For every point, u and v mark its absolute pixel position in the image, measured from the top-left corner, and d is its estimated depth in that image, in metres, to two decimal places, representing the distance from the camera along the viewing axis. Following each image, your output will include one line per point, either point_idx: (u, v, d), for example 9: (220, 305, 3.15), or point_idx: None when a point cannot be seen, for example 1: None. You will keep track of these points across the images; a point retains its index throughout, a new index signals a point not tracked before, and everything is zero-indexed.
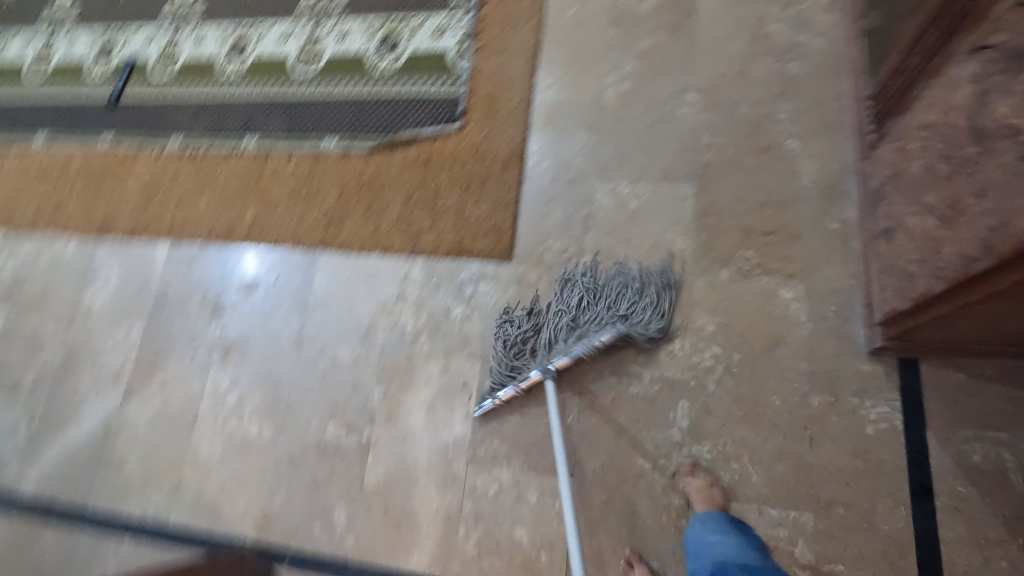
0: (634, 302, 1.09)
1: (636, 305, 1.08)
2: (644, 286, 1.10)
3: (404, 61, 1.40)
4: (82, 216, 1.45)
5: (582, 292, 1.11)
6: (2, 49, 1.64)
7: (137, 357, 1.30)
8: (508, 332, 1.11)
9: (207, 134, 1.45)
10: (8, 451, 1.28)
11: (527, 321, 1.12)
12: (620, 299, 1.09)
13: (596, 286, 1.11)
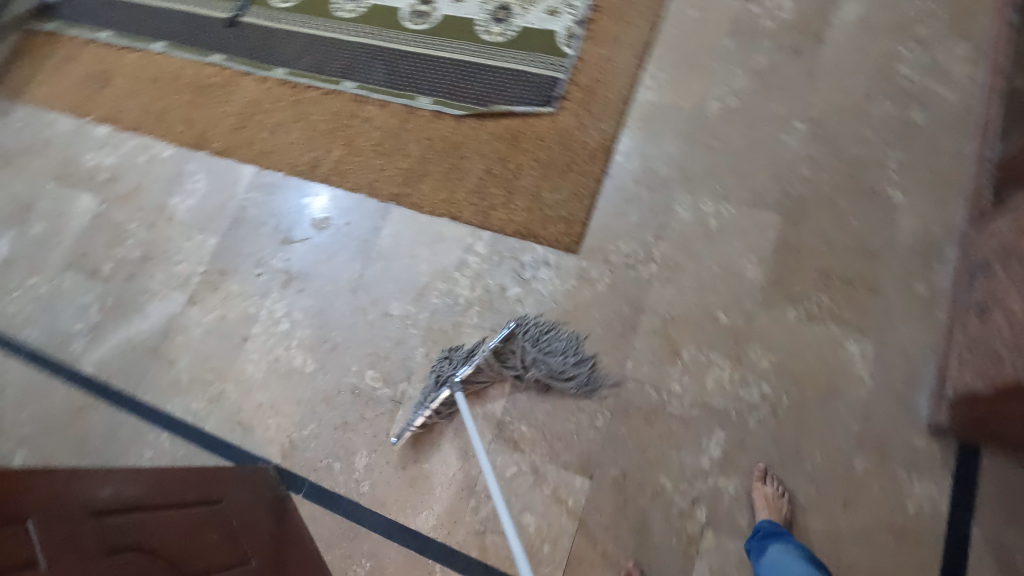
0: (567, 363, 1.10)
1: (572, 366, 1.10)
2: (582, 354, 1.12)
3: (512, 35, 1.40)
4: (182, 126, 1.52)
5: (529, 341, 1.12)
6: None
7: (205, 268, 1.37)
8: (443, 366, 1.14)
9: (309, 70, 1.50)
10: (78, 328, 1.38)
11: (466, 355, 1.14)
12: (560, 358, 1.10)
13: (543, 337, 1.12)
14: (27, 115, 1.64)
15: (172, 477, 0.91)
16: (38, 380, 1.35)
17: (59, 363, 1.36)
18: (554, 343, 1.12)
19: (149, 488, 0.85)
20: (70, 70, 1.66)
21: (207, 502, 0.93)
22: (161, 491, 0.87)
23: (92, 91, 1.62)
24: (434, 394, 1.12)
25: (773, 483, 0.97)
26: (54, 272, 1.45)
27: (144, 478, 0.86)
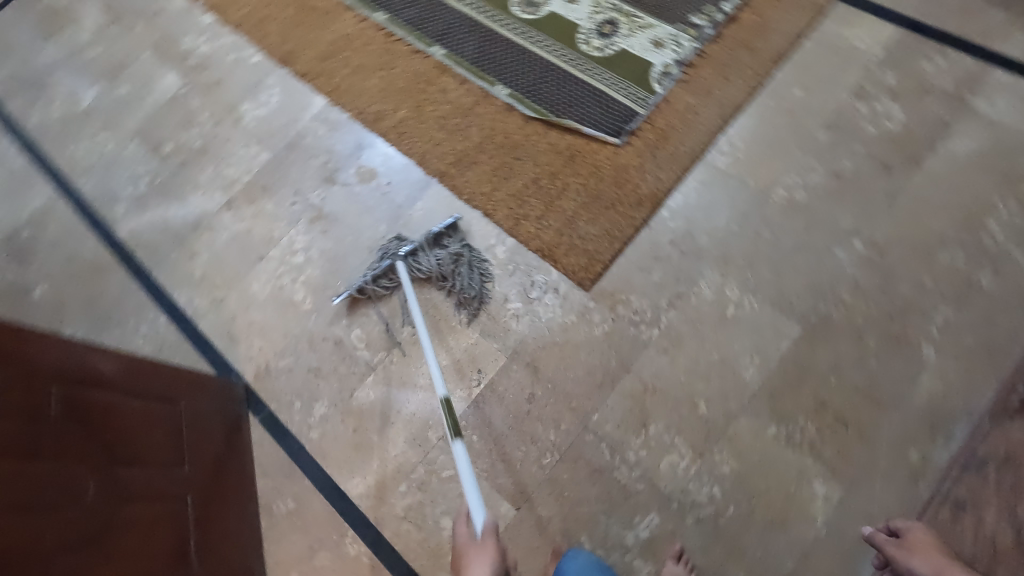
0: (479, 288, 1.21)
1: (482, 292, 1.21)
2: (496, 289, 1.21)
3: (608, 54, 1.37)
4: (276, 40, 1.57)
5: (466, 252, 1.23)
6: None
7: (249, 179, 1.43)
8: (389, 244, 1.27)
9: (408, 23, 1.51)
10: (125, 193, 1.48)
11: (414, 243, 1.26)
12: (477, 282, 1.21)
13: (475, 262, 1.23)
14: None
15: (141, 367, 0.97)
16: (79, 228, 1.46)
17: (100, 220, 1.46)
18: (471, 271, 1.22)
19: (111, 371, 0.90)
20: None
21: (164, 400, 0.99)
22: (122, 377, 0.92)
23: None
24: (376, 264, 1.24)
25: (686, 565, 0.97)
26: (123, 135, 1.55)
27: (110, 362, 0.91)
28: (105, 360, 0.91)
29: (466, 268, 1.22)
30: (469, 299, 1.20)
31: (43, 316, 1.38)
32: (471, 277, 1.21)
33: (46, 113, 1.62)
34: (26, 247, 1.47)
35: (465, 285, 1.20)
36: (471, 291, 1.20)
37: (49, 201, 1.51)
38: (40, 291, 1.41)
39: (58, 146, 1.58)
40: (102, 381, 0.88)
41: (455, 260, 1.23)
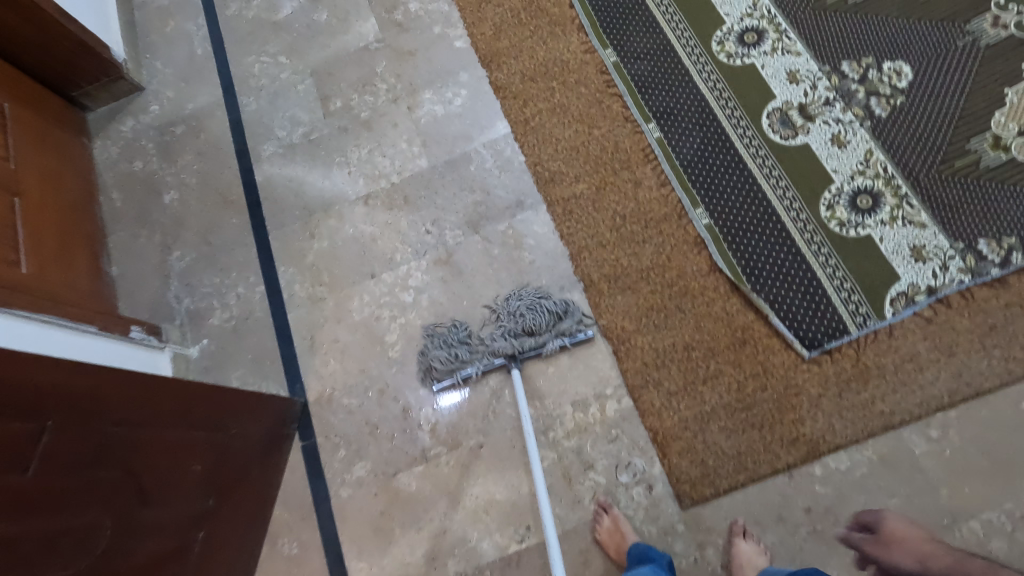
0: (545, 311, 1.12)
1: (557, 313, 1.12)
2: (561, 310, 1.12)
3: (848, 235, 1.09)
4: (490, 33, 1.38)
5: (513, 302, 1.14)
6: None
7: (398, 181, 1.30)
8: (435, 349, 1.14)
9: (635, 78, 1.28)
10: (279, 133, 1.40)
11: (457, 332, 1.15)
12: (539, 310, 1.12)
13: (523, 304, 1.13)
14: None
15: (200, 392, 0.92)
16: (226, 150, 1.42)
17: (247, 150, 1.40)
18: (528, 303, 1.13)
19: (166, 400, 0.86)
20: None
21: (214, 429, 0.94)
22: (177, 408, 0.88)
23: None
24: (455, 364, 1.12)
25: None
26: (301, 68, 1.45)
27: (165, 392, 0.86)
28: (162, 391, 0.85)
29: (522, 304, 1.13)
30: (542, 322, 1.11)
31: (164, 227, 1.38)
32: (530, 307, 1.12)
33: (244, 8, 1.55)
34: (174, 144, 1.45)
35: (529, 312, 1.12)
36: (538, 311, 1.12)
37: (212, 107, 1.46)
38: (169, 198, 1.40)
39: (240, 49, 1.51)
40: (156, 413, 0.84)
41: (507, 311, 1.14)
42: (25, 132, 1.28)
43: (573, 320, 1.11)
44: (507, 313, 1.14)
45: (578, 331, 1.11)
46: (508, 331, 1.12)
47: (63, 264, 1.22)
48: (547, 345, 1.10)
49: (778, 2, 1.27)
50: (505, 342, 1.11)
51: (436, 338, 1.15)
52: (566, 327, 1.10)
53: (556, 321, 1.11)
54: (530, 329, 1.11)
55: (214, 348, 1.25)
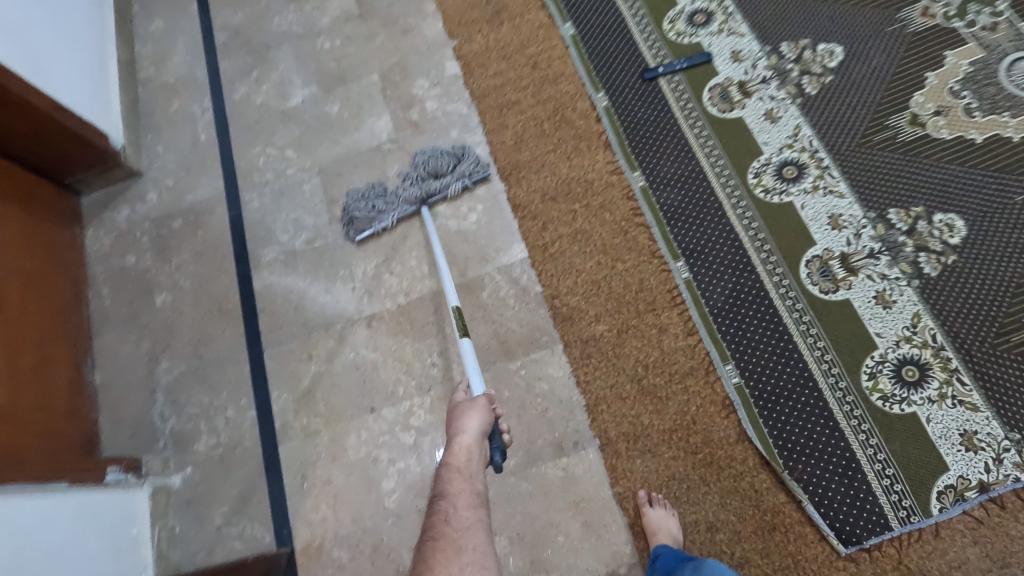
0: (448, 163, 1.27)
1: (456, 161, 1.27)
2: (459, 156, 1.28)
3: (893, 413, 0.99)
4: (510, 141, 1.30)
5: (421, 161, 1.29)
6: None
7: (405, 303, 1.22)
8: (357, 207, 1.27)
9: (663, 209, 1.19)
10: (281, 237, 1.32)
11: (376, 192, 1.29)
12: (443, 162, 1.27)
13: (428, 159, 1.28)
14: None
15: None
16: (223, 251, 1.33)
17: (246, 253, 1.32)
18: (433, 158, 1.28)
19: None
20: None
21: None
22: None
23: (479, 20, 1.43)
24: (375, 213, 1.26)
25: None
26: (308, 164, 1.37)
27: None
28: None
29: (428, 161, 1.28)
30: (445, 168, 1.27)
31: (153, 334, 1.29)
32: (434, 160, 1.28)
33: (252, 93, 1.48)
34: (171, 240, 1.37)
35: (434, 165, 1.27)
36: (443, 163, 1.27)
37: (213, 201, 1.38)
38: (161, 301, 1.31)
39: (245, 139, 1.43)
40: None
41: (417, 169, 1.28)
42: (12, 232, 1.21)
43: (473, 162, 1.27)
44: (417, 170, 1.28)
45: (477, 171, 1.27)
46: (416, 180, 1.27)
47: (40, 385, 1.14)
48: (450, 187, 1.26)
49: (821, 135, 1.18)
50: (414, 188, 1.25)
51: (356, 197, 1.29)
52: (466, 167, 1.26)
53: (456, 163, 1.27)
54: (435, 178, 1.26)
55: (198, 478, 1.16)
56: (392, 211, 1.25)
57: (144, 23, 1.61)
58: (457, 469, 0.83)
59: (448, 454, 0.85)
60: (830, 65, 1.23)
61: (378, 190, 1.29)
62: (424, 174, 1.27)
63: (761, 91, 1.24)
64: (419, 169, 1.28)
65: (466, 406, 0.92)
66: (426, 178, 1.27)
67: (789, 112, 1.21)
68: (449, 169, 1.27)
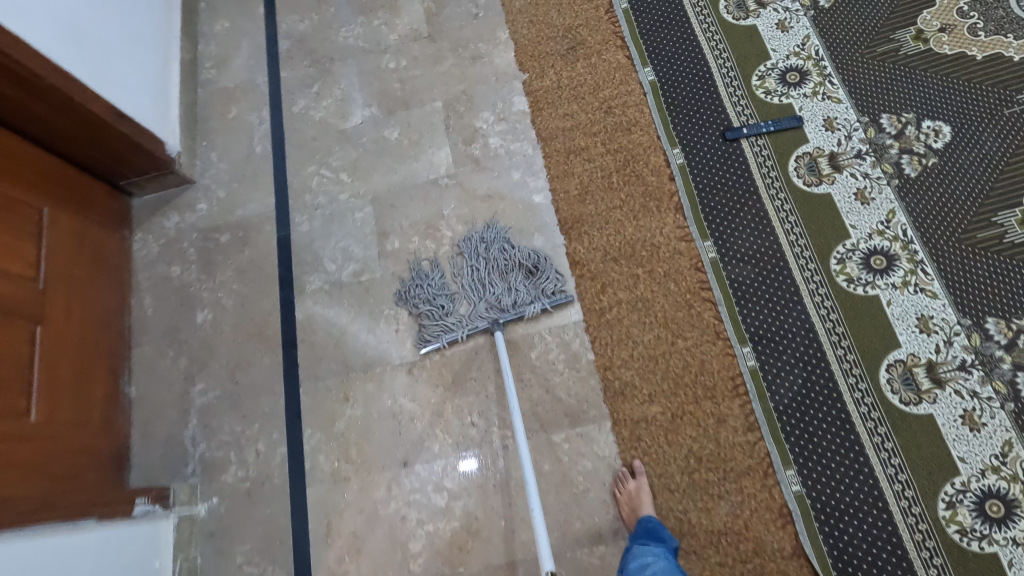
0: (527, 279, 1.17)
1: (536, 278, 1.16)
2: (540, 272, 1.17)
3: (970, 547, 0.92)
4: (574, 192, 1.23)
5: (495, 271, 1.18)
6: None
7: (449, 354, 1.17)
8: (424, 313, 1.19)
9: (733, 287, 1.11)
10: (328, 266, 1.28)
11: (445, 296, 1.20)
12: (521, 278, 1.17)
13: (503, 269, 1.18)
14: (487, 13, 1.42)
15: None
16: (268, 273, 1.30)
17: (291, 278, 1.29)
18: (508, 269, 1.18)
19: None
20: (556, 6, 1.39)
21: None
22: None
23: (553, 55, 1.35)
24: (443, 327, 1.17)
25: None
26: (362, 191, 1.33)
27: None
28: None
29: (504, 274, 1.18)
30: (524, 287, 1.16)
31: (191, 351, 1.27)
32: (513, 274, 1.17)
33: (311, 107, 1.43)
34: (217, 255, 1.34)
35: (513, 282, 1.16)
36: (522, 280, 1.16)
37: (263, 218, 1.35)
38: (202, 318, 1.29)
39: (300, 156, 1.39)
40: None
41: (490, 279, 1.18)
42: (59, 237, 1.18)
43: (552, 281, 1.16)
44: (491, 281, 1.18)
45: (559, 294, 1.15)
46: (491, 296, 1.16)
47: (77, 399, 1.12)
48: (527, 307, 1.15)
49: (917, 224, 1.09)
50: (489, 308, 1.15)
51: (415, 287, 1.22)
52: (546, 288, 1.15)
53: (535, 281, 1.16)
54: (512, 296, 1.16)
55: (223, 510, 1.14)
56: (462, 328, 1.16)
57: (209, 22, 1.57)
58: None
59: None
60: (935, 145, 1.13)
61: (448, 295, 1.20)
62: (499, 290, 1.17)
63: (854, 166, 1.14)
64: (495, 283, 1.17)
65: None
66: (501, 295, 1.16)
67: (884, 193, 1.11)
68: (527, 289, 1.16)
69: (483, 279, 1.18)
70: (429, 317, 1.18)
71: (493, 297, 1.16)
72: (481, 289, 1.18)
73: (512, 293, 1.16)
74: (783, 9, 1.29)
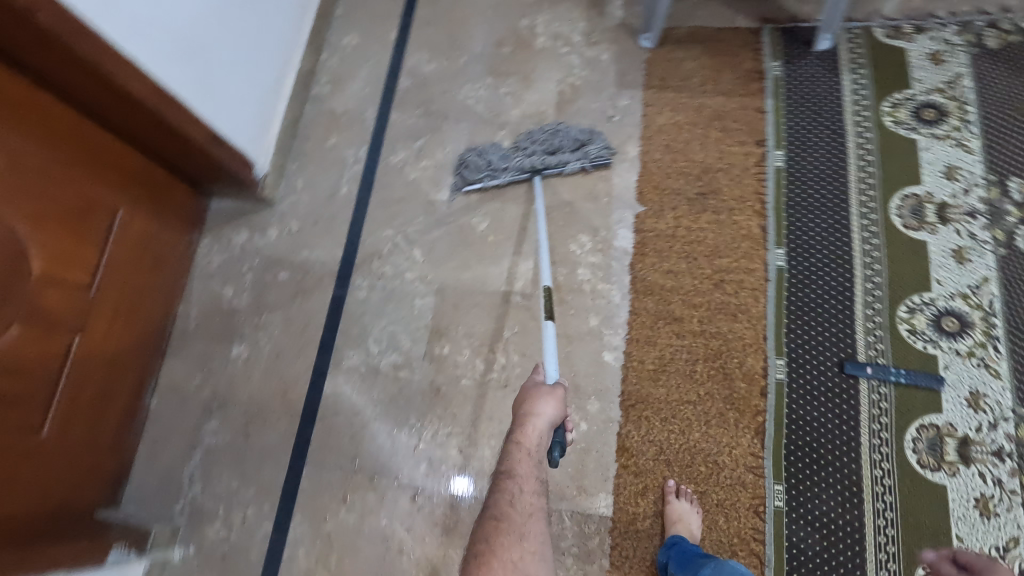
0: (574, 139, 1.21)
1: (583, 141, 1.21)
2: (587, 136, 1.22)
3: None
4: (649, 363, 1.09)
5: (545, 132, 1.23)
6: (924, 172, 1.13)
7: (460, 495, 1.08)
8: (472, 160, 1.24)
9: (791, 554, 0.96)
10: (371, 346, 1.21)
11: (492, 151, 1.24)
12: (569, 138, 1.21)
13: (553, 132, 1.22)
14: (624, 120, 1.28)
15: None
16: (313, 330, 1.24)
17: (332, 346, 1.22)
18: (559, 132, 1.22)
19: None
20: (701, 140, 1.23)
21: None
22: None
23: (679, 195, 1.19)
24: (487, 173, 1.23)
25: None
26: (429, 277, 1.23)
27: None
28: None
29: (554, 131, 1.22)
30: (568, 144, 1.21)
31: (217, 386, 1.24)
32: (562, 135, 1.22)
33: (409, 163, 1.34)
34: (270, 291, 1.29)
35: (560, 138, 1.21)
36: (569, 137, 1.21)
37: (325, 270, 1.29)
38: (237, 354, 1.26)
39: (382, 216, 1.30)
40: None
41: (538, 138, 1.22)
42: (123, 242, 1.16)
43: (596, 144, 1.22)
44: (540, 139, 1.22)
45: (599, 157, 1.22)
46: (538, 147, 1.21)
47: (92, 413, 1.11)
48: (569, 163, 1.21)
49: None
50: (533, 156, 1.21)
51: (472, 154, 1.25)
52: (589, 148, 1.21)
53: (580, 141, 1.21)
54: (556, 151, 1.21)
55: (194, 564, 1.12)
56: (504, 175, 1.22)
57: (340, 34, 1.50)
58: (527, 446, 0.83)
59: (519, 433, 0.86)
60: None
61: (495, 149, 1.24)
62: (545, 146, 1.21)
63: (987, 463, 0.96)
64: (541, 135, 1.23)
65: (540, 390, 0.92)
66: (547, 150, 1.21)
67: (1010, 512, 0.93)
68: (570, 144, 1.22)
69: (532, 137, 1.23)
70: (476, 168, 1.23)
71: (538, 151, 1.21)
72: (528, 146, 1.22)
73: (557, 151, 1.21)
74: (967, 234, 1.08)
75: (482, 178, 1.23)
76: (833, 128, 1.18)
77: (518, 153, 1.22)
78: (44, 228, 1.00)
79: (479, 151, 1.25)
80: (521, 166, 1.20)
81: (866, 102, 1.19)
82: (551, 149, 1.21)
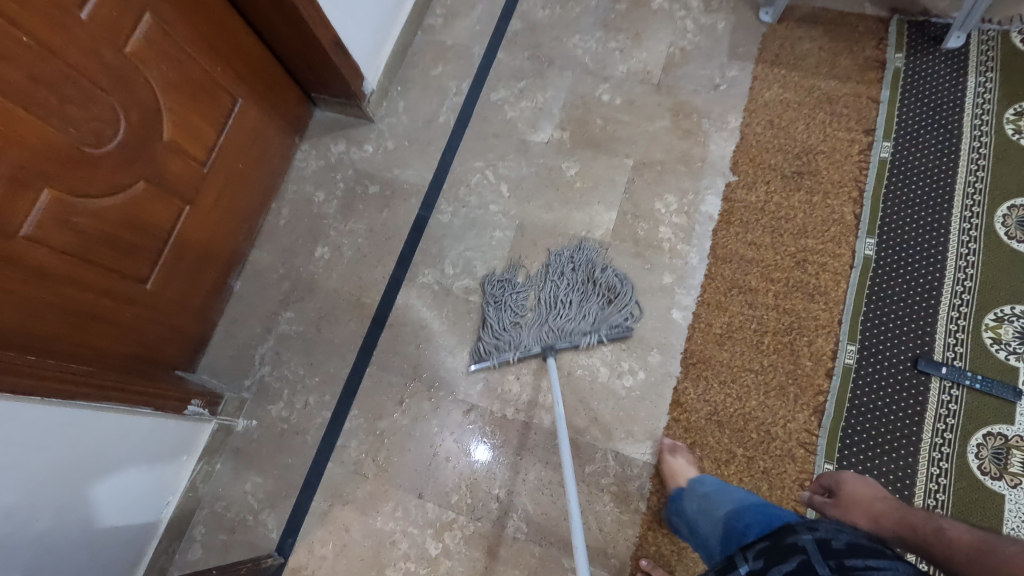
0: (596, 320, 1.11)
1: (606, 314, 1.12)
2: (613, 298, 1.13)
3: None
4: (716, 328, 1.10)
5: (573, 284, 1.16)
6: None
7: (510, 418, 1.13)
8: (499, 292, 1.18)
9: None
10: (446, 267, 1.25)
11: (517, 302, 1.17)
12: (591, 308, 1.12)
13: (580, 287, 1.15)
14: (730, 90, 1.27)
15: None
16: (394, 244, 1.30)
17: (409, 261, 1.28)
18: (582, 293, 1.14)
19: None
20: (807, 119, 1.21)
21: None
22: None
23: (774, 170, 1.19)
24: (500, 340, 1.14)
25: None
26: (512, 212, 1.27)
27: None
28: None
29: (579, 291, 1.15)
30: (588, 328, 1.11)
31: (297, 279, 1.31)
32: (586, 310, 1.12)
33: (508, 103, 1.37)
34: (359, 202, 1.35)
35: (582, 309, 1.12)
36: (592, 313, 1.12)
37: (413, 190, 1.34)
38: (320, 253, 1.33)
39: (475, 147, 1.34)
40: None
41: (559, 309, 1.13)
42: (239, 130, 1.24)
43: (620, 317, 1.11)
44: (558, 312, 1.13)
45: (619, 329, 1.11)
46: (558, 304, 1.14)
47: (188, 280, 1.21)
48: (582, 338, 1.11)
49: None
50: (549, 325, 1.12)
51: (500, 288, 1.19)
52: (614, 321, 1.11)
53: (603, 309, 1.12)
54: (573, 334, 1.11)
55: (255, 433, 1.20)
56: (514, 351, 1.12)
57: None
58: None
59: None
60: None
61: (519, 293, 1.17)
62: (562, 315, 1.12)
63: None
64: (570, 294, 1.14)
65: None
66: (563, 323, 1.11)
67: None
68: (596, 312, 1.12)
69: (555, 286, 1.16)
70: (491, 328, 1.15)
71: (553, 321, 1.12)
72: (546, 306, 1.14)
73: (572, 331, 1.11)
74: None
75: (493, 332, 1.15)
76: (948, 128, 1.15)
77: (534, 324, 1.13)
78: (178, 99, 1.08)
79: (501, 292, 1.18)
80: (535, 336, 1.11)
81: (989, 106, 1.15)
82: (569, 323, 1.11)
